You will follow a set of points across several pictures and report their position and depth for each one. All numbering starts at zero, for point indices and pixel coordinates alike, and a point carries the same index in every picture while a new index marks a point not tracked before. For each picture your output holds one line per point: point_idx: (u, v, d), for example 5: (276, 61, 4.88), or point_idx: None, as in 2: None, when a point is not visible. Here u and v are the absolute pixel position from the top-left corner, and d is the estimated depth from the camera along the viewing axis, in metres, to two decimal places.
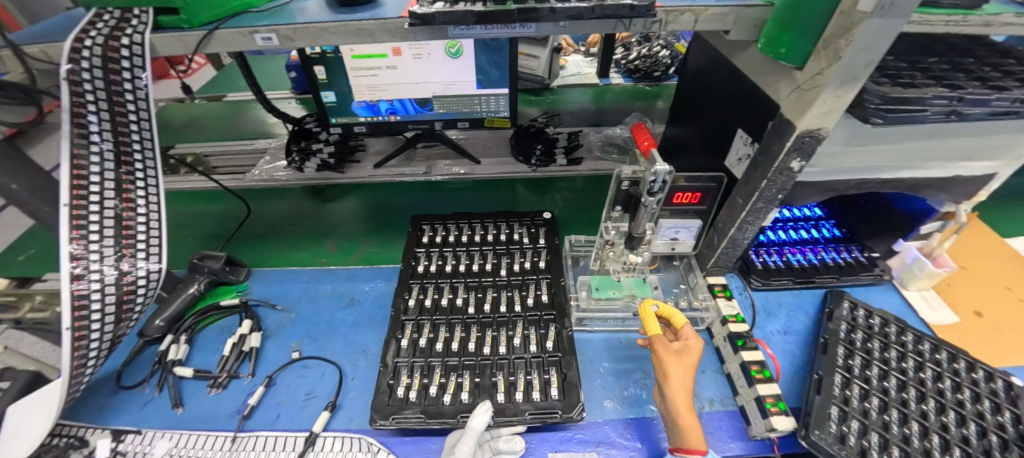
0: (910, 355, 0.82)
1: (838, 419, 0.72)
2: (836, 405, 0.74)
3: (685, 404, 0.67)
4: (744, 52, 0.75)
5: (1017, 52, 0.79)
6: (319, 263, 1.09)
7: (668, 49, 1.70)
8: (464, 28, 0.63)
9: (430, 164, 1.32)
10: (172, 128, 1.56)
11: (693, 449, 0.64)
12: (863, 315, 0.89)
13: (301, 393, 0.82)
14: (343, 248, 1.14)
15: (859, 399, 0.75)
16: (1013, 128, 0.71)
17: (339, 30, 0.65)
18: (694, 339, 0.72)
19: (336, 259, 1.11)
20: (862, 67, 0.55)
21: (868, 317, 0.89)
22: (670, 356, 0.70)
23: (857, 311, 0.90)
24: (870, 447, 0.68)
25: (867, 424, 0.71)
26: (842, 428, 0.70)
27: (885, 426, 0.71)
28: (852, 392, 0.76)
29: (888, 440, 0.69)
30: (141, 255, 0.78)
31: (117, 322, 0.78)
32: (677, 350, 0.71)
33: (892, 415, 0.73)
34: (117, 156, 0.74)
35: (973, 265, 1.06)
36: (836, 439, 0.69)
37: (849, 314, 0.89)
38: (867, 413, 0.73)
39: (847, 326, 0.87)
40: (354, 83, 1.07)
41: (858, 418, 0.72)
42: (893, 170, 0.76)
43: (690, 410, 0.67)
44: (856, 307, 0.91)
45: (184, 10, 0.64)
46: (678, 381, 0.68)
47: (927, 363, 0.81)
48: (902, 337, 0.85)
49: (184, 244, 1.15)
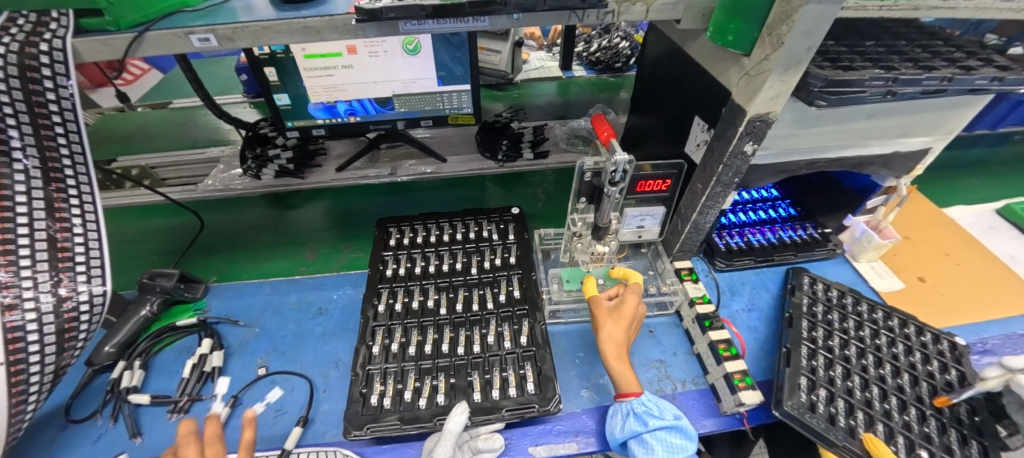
0: (867, 324, 0.87)
1: (807, 388, 0.75)
2: (805, 375, 0.77)
3: (615, 353, 0.72)
4: (696, 42, 0.77)
5: (944, 34, 0.85)
6: (297, 272, 1.06)
7: (627, 40, 1.72)
8: (417, 24, 0.61)
9: (395, 164, 1.30)
10: (116, 139, 1.45)
11: (627, 392, 0.69)
12: (821, 288, 0.94)
13: (270, 411, 0.78)
14: (323, 255, 1.10)
15: (824, 368, 0.78)
16: (942, 105, 0.76)
17: (284, 28, 0.62)
18: (630, 297, 0.77)
19: (317, 267, 1.07)
20: (803, 52, 0.58)
21: (827, 289, 0.93)
22: (601, 313, 0.76)
23: (816, 285, 0.94)
24: (837, 413, 0.72)
25: (834, 391, 0.75)
26: (812, 397, 0.74)
27: (849, 392, 0.75)
28: (819, 362, 0.79)
29: (852, 405, 0.73)
30: (82, 277, 0.73)
31: (59, 353, 0.72)
32: (609, 307, 0.76)
33: (854, 381, 0.77)
34: (46, 174, 0.69)
35: (915, 234, 1.13)
36: (806, 408, 0.72)
37: (810, 288, 0.93)
38: (833, 381, 0.76)
39: (810, 299, 0.91)
40: (309, 84, 1.03)
41: (825, 386, 0.76)
42: (839, 149, 0.80)
43: (620, 358, 0.72)
44: (815, 281, 0.95)
45: (109, 11, 0.59)
46: (608, 333, 0.74)
47: (881, 331, 0.86)
48: (858, 307, 0.90)
49: (132, 263, 1.08)
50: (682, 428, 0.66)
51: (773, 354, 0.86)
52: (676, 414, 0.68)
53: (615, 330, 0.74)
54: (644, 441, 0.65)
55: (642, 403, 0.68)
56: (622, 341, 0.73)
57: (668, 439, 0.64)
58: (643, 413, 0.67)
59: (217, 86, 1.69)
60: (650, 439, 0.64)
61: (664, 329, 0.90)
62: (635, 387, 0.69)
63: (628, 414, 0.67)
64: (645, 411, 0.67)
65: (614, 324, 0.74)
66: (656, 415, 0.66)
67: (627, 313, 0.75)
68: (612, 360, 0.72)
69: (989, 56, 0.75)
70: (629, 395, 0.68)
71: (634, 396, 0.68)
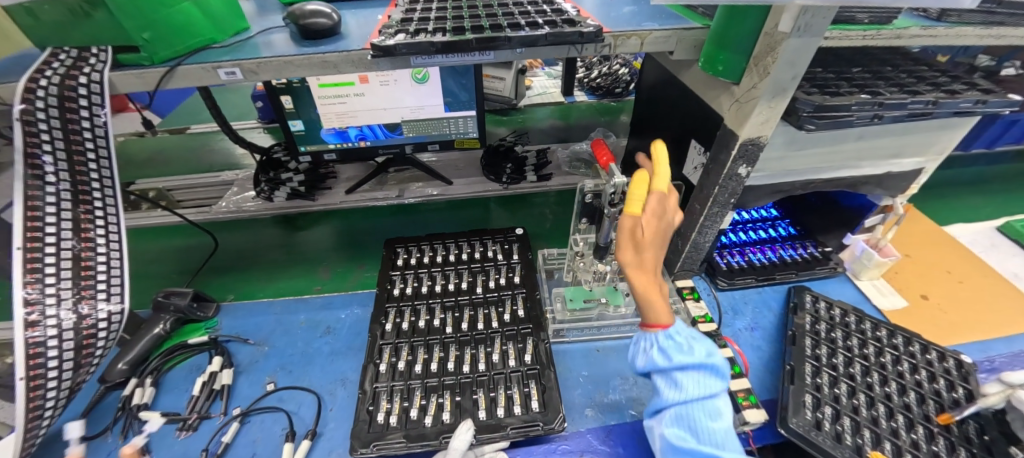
0: (871, 342, 0.87)
1: (812, 406, 0.75)
2: (810, 393, 0.77)
3: (644, 285, 0.62)
4: (689, 70, 0.81)
5: (929, 60, 0.89)
6: (314, 290, 1.08)
7: (626, 66, 1.79)
8: (427, 58, 0.65)
9: (402, 187, 1.35)
10: (135, 163, 1.51)
11: (654, 325, 0.64)
12: (823, 306, 0.95)
13: (276, 429, 0.79)
14: (337, 274, 1.13)
15: (829, 385, 0.79)
16: (930, 127, 0.79)
17: (304, 62, 0.67)
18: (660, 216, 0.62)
19: (331, 286, 1.10)
20: (788, 81, 0.61)
21: (829, 308, 0.94)
22: (628, 242, 0.62)
23: (818, 303, 0.96)
24: (844, 431, 0.72)
25: (839, 409, 0.75)
26: (817, 415, 0.74)
27: (856, 409, 0.75)
28: (823, 379, 0.80)
29: (859, 423, 0.73)
30: (102, 296, 0.76)
31: (76, 369, 0.74)
32: (638, 233, 0.61)
33: (860, 398, 0.77)
34: (75, 196, 0.72)
35: (916, 252, 1.14)
36: (812, 425, 0.72)
37: (812, 307, 0.94)
38: (838, 398, 0.77)
39: (812, 318, 0.92)
40: (322, 111, 1.08)
41: (831, 404, 0.76)
42: (833, 170, 0.82)
43: (650, 290, 0.63)
44: (817, 300, 0.97)
45: (144, 48, 0.64)
46: (635, 263, 0.62)
47: (886, 349, 0.86)
48: (862, 325, 0.91)
49: (146, 283, 1.11)
50: (713, 366, 0.63)
51: (777, 372, 0.87)
52: (707, 350, 0.64)
53: (643, 259, 0.62)
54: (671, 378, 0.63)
55: (670, 335, 0.64)
56: (651, 270, 0.62)
57: (696, 376, 0.62)
58: (669, 345, 0.63)
59: (232, 113, 1.76)
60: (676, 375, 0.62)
61: None
62: (664, 321, 0.64)
63: (653, 346, 0.64)
64: (672, 345, 0.63)
65: (642, 254, 0.62)
66: (684, 351, 0.62)
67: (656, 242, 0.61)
68: (648, 294, 0.63)
69: (973, 80, 0.79)
70: (654, 328, 0.64)
71: (658, 329, 0.64)
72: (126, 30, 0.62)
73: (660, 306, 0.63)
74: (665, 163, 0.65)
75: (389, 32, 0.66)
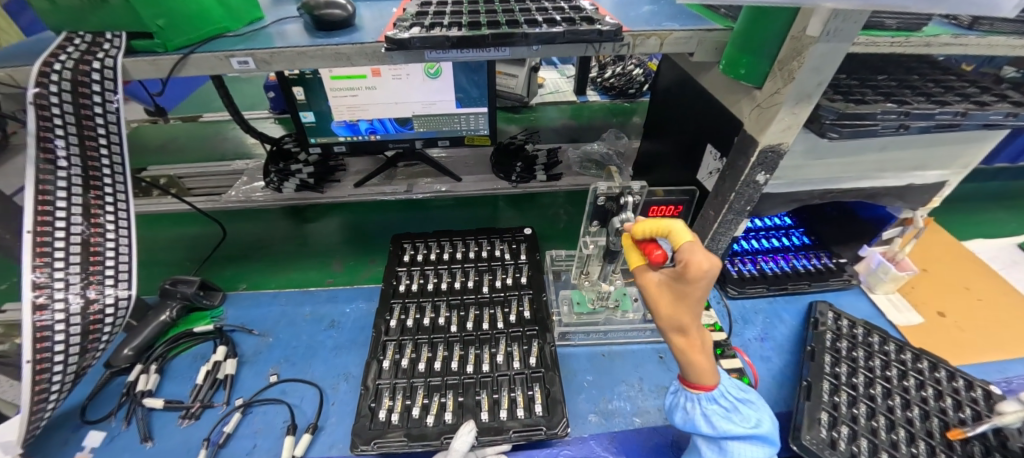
0: (876, 354, 0.85)
1: (828, 424, 0.73)
2: (826, 411, 0.75)
3: (683, 346, 0.56)
4: (708, 73, 0.79)
5: (957, 70, 0.86)
6: (326, 284, 1.08)
7: (641, 67, 1.77)
8: (441, 52, 0.64)
9: (411, 182, 1.33)
10: (149, 149, 1.52)
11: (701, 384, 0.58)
12: (845, 323, 0.92)
13: (278, 422, 0.79)
14: (349, 268, 1.13)
15: (847, 405, 0.76)
16: (956, 140, 0.77)
17: (317, 54, 0.66)
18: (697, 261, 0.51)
19: (344, 279, 1.09)
20: (813, 86, 0.59)
21: (851, 326, 0.91)
22: (657, 293, 0.55)
23: (840, 320, 0.92)
24: (860, 452, 0.69)
25: (856, 429, 0.72)
26: (832, 434, 0.72)
27: (874, 432, 0.72)
28: (841, 398, 0.77)
29: (876, 445, 0.70)
30: (110, 282, 0.76)
31: (82, 353, 0.74)
32: (665, 287, 0.55)
33: (880, 421, 0.74)
34: (86, 181, 0.72)
35: (933, 267, 1.11)
36: (826, 444, 0.70)
37: (834, 323, 0.91)
38: (856, 418, 0.74)
39: (832, 335, 0.89)
40: (334, 103, 1.08)
41: (847, 423, 0.73)
42: (853, 180, 0.80)
43: (695, 350, 0.56)
44: (840, 317, 0.93)
45: (158, 35, 0.63)
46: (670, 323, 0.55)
47: (894, 363, 0.84)
48: (869, 337, 0.89)
49: (154, 269, 1.11)
50: (763, 435, 0.61)
51: (789, 386, 0.85)
52: (755, 418, 0.61)
53: (678, 318, 0.54)
54: (724, 445, 0.62)
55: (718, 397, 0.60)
56: (689, 326, 0.55)
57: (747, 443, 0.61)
58: (724, 413, 0.60)
59: (245, 102, 1.76)
60: (730, 445, 0.61)
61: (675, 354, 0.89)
62: (709, 380, 0.58)
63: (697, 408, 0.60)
64: (723, 412, 0.60)
65: (675, 310, 0.54)
66: (732, 419, 0.60)
67: (692, 294, 0.52)
68: (683, 352, 0.56)
69: (1003, 92, 0.76)
70: (702, 387, 0.58)
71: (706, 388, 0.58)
72: (141, 18, 0.62)
73: (696, 365, 0.57)
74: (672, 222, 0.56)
75: (404, 25, 0.65)
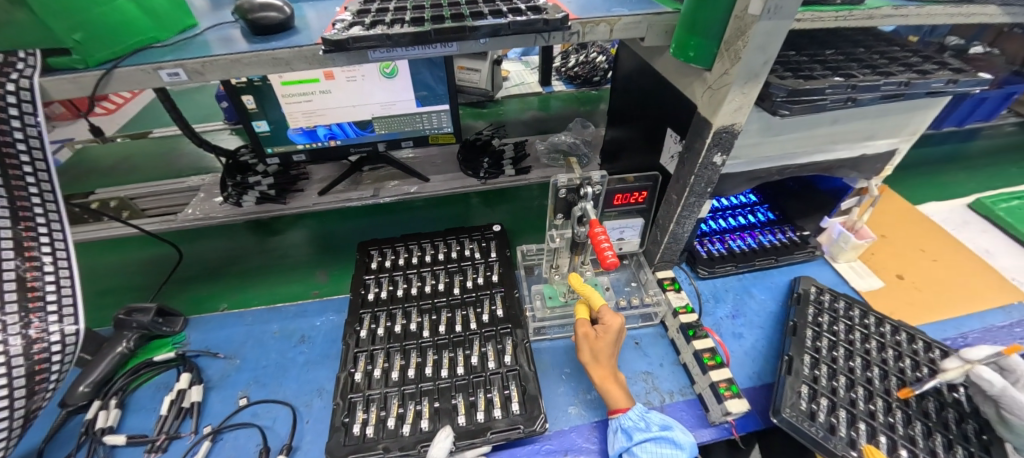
0: (843, 320, 0.88)
1: (808, 397, 0.75)
2: (806, 384, 0.76)
3: (601, 375, 0.74)
4: (662, 57, 0.79)
5: (900, 40, 0.88)
6: (311, 296, 1.05)
7: (603, 55, 1.76)
8: (386, 52, 0.62)
9: (378, 186, 1.27)
10: (99, 170, 1.45)
11: (617, 408, 0.71)
12: (828, 298, 0.93)
13: (251, 445, 0.76)
14: (334, 278, 1.09)
15: (827, 378, 0.78)
16: (902, 109, 0.79)
17: (254, 60, 0.63)
18: (612, 317, 0.75)
19: (330, 289, 1.06)
20: (760, 65, 0.59)
21: (834, 300, 0.93)
22: (584, 338, 0.75)
23: (823, 295, 0.94)
24: (839, 423, 0.71)
25: (836, 401, 0.74)
26: (812, 406, 0.73)
27: (853, 403, 0.74)
28: (821, 371, 0.79)
29: (855, 415, 0.72)
30: (53, 317, 0.72)
31: (29, 396, 0.69)
32: (590, 334, 0.75)
33: (858, 392, 0.76)
34: (15, 213, 0.68)
35: (891, 233, 1.15)
36: (806, 416, 0.72)
37: (817, 298, 0.93)
38: (836, 391, 0.75)
39: (814, 309, 0.90)
40: (287, 110, 1.03)
41: (827, 395, 0.75)
42: (808, 155, 0.82)
43: (608, 378, 0.73)
44: (822, 292, 0.94)
45: (77, 50, 0.59)
46: (592, 359, 0.74)
47: (857, 327, 0.87)
48: (837, 304, 0.92)
49: (106, 298, 1.05)
50: (669, 437, 0.66)
51: (761, 361, 0.87)
52: (664, 421, 0.69)
53: (597, 355, 0.74)
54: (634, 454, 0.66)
55: (630, 418, 0.69)
56: (605, 361, 0.74)
57: (657, 450, 0.65)
58: (630, 427, 0.68)
59: (198, 114, 1.69)
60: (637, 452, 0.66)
61: (650, 340, 0.90)
62: (625, 403, 0.71)
63: (618, 431, 0.69)
64: (633, 426, 0.68)
65: (594, 348, 0.74)
66: (643, 429, 0.68)
67: (607, 338, 0.73)
68: (603, 381, 0.73)
69: (944, 59, 0.78)
70: (618, 411, 0.71)
71: (623, 411, 0.70)
72: (54, 32, 0.57)
73: (609, 391, 0.72)
74: (587, 289, 0.79)
75: (343, 25, 0.62)
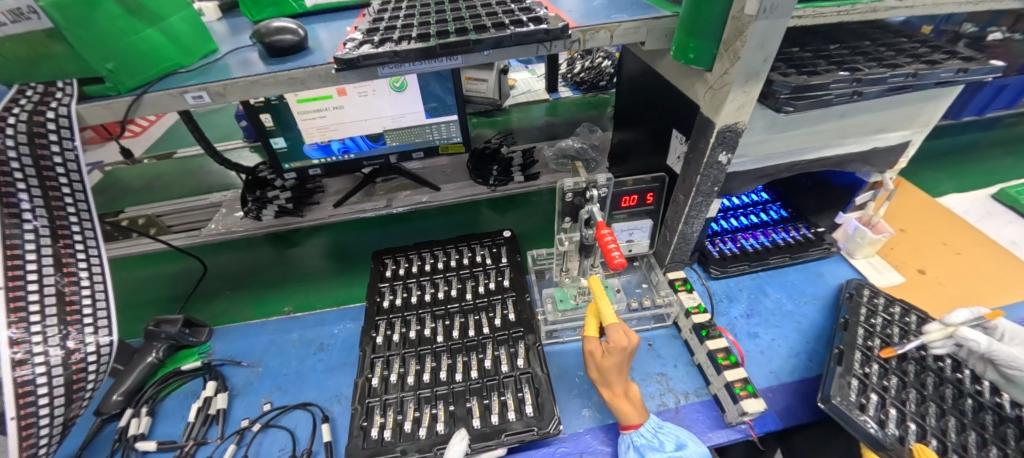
0: (896, 324, 0.85)
1: (858, 390, 0.74)
2: (857, 377, 0.75)
3: (613, 391, 0.72)
4: (664, 61, 0.81)
5: (907, 31, 0.88)
6: (349, 302, 1.08)
7: (609, 59, 1.77)
8: (394, 67, 0.65)
9: (390, 196, 1.29)
10: (129, 189, 1.52)
11: (629, 424, 0.70)
12: (882, 302, 0.90)
13: (274, 450, 0.79)
14: None
15: (878, 376, 0.76)
16: (912, 100, 0.78)
17: (271, 81, 0.66)
18: (618, 336, 0.70)
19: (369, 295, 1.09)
20: (760, 64, 0.60)
21: (888, 304, 0.90)
22: (591, 355, 0.73)
23: (877, 298, 0.91)
24: (887, 419, 0.70)
25: (886, 397, 0.73)
26: (862, 398, 0.72)
27: (903, 402, 0.73)
28: (872, 369, 0.77)
29: (904, 415, 0.71)
30: (89, 329, 0.75)
31: (68, 404, 0.72)
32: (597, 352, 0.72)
33: (911, 394, 0.74)
34: (53, 231, 0.73)
35: (911, 227, 1.13)
36: (856, 405, 0.71)
37: (869, 300, 0.90)
38: (886, 388, 0.74)
39: (867, 310, 0.88)
40: (303, 127, 1.07)
41: (877, 391, 0.74)
42: (817, 150, 0.81)
43: (618, 394, 0.72)
44: (876, 295, 0.92)
45: (109, 78, 0.63)
46: (599, 376, 0.73)
47: (910, 331, 0.84)
48: (890, 308, 0.89)
49: (136, 311, 1.10)
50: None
51: (778, 360, 0.86)
52: (676, 440, 0.69)
53: (606, 374, 0.71)
54: None
55: (642, 434, 0.69)
56: (612, 379, 0.72)
57: None
58: (644, 445, 0.68)
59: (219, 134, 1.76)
60: None
61: (663, 341, 0.90)
62: (636, 419, 0.70)
63: (629, 448, 0.69)
64: (646, 443, 0.68)
65: (600, 367, 0.71)
66: (656, 448, 0.68)
67: (611, 360, 0.70)
68: (613, 398, 0.72)
69: (954, 49, 0.78)
70: (631, 427, 0.70)
71: (634, 427, 0.69)
72: (88, 63, 0.61)
73: (620, 408, 0.71)
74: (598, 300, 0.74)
75: (355, 44, 0.65)
